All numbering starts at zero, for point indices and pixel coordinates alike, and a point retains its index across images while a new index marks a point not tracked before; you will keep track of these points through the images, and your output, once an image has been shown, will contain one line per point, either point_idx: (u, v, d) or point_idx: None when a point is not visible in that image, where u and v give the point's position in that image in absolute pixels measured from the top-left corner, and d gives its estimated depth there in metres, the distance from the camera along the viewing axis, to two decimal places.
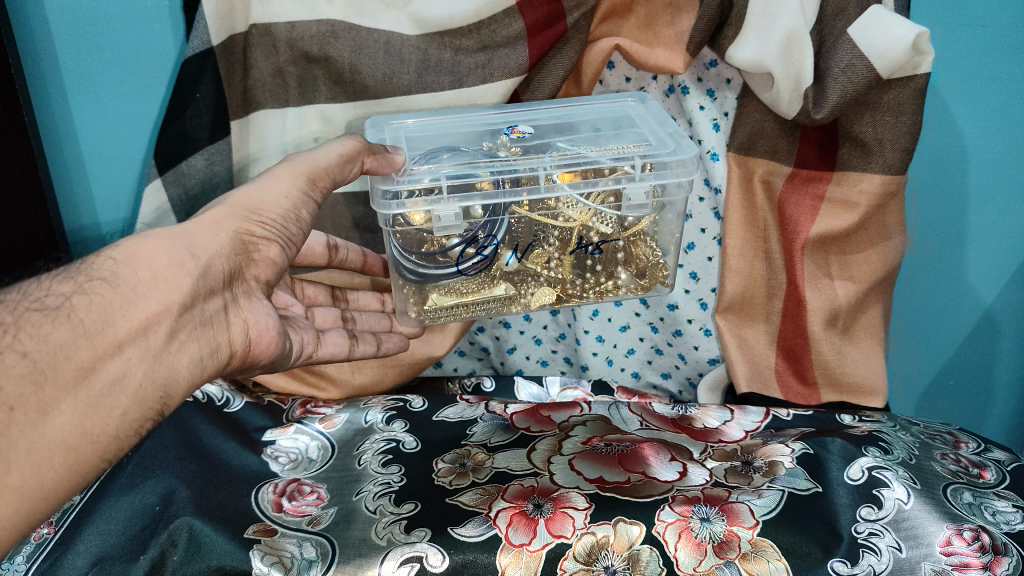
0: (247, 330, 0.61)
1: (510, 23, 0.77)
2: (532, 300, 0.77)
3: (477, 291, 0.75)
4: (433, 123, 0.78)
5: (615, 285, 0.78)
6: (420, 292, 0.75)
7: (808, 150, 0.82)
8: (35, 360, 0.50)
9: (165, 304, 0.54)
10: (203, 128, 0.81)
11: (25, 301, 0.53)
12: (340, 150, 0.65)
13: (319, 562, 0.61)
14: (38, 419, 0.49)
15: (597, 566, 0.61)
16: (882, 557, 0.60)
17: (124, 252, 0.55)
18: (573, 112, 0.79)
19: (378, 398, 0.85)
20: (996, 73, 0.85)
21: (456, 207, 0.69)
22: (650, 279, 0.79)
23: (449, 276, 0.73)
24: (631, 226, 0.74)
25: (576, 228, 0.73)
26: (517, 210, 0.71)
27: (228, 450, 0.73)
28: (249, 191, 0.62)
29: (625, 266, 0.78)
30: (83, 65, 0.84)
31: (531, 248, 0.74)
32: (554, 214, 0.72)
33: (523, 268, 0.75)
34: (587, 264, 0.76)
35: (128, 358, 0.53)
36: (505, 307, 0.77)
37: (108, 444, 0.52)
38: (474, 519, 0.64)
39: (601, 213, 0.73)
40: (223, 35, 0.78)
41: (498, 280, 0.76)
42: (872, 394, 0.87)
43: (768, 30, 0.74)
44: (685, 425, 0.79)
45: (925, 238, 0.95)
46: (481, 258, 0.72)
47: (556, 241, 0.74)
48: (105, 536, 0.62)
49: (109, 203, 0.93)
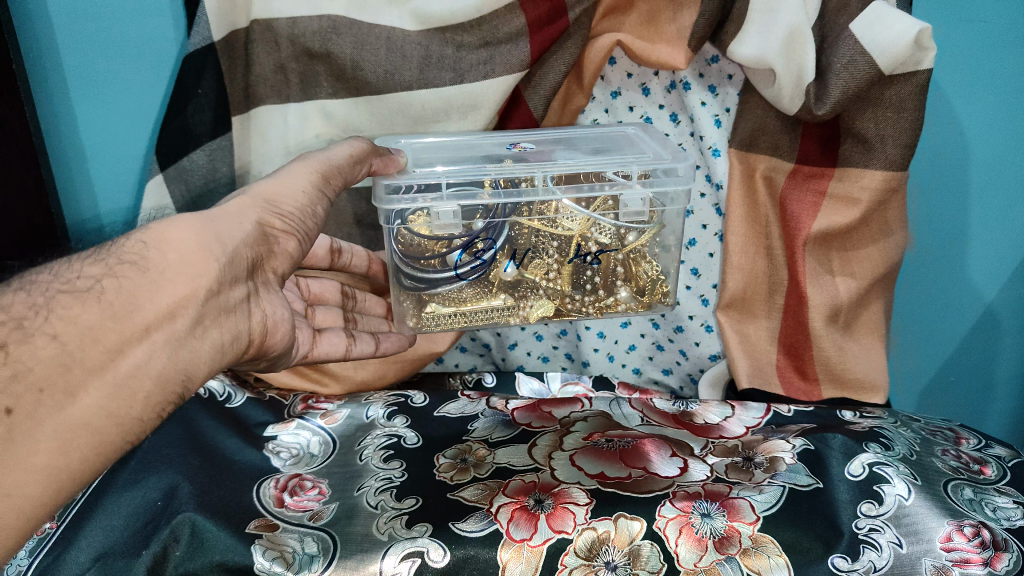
0: (265, 320, 0.59)
1: (511, 20, 0.77)
2: (531, 313, 0.77)
3: (475, 300, 0.76)
4: (440, 139, 0.80)
5: (616, 300, 0.78)
6: (419, 300, 0.75)
7: (810, 146, 0.82)
8: (65, 343, 0.47)
9: (192, 288, 0.52)
10: (204, 124, 0.81)
11: (56, 282, 0.50)
12: (351, 150, 0.66)
13: (320, 557, 0.61)
14: (63, 402, 0.47)
15: (598, 561, 0.61)
16: (883, 553, 0.60)
17: (155, 236, 0.53)
18: (576, 134, 0.82)
19: (380, 394, 0.85)
20: (995, 69, 0.85)
21: (454, 204, 0.70)
22: (651, 297, 0.79)
23: (448, 281, 0.73)
24: (630, 240, 0.75)
25: (575, 238, 0.74)
26: (517, 219, 0.73)
27: (230, 446, 0.73)
28: (268, 183, 0.61)
29: (626, 284, 0.78)
30: (85, 60, 0.84)
31: (530, 258, 0.75)
32: (553, 222, 0.73)
33: (522, 279, 0.76)
34: (586, 276, 0.76)
35: (154, 343, 0.50)
36: (504, 319, 0.77)
37: (132, 427, 0.50)
38: (475, 514, 0.64)
39: (599, 223, 0.74)
40: (223, 31, 0.78)
41: (497, 292, 0.76)
42: (874, 390, 0.87)
43: (770, 26, 0.74)
44: (686, 421, 0.80)
45: (925, 235, 0.95)
46: (479, 263, 0.73)
47: (555, 250, 0.75)
48: (108, 531, 0.62)
49: (111, 198, 0.92)
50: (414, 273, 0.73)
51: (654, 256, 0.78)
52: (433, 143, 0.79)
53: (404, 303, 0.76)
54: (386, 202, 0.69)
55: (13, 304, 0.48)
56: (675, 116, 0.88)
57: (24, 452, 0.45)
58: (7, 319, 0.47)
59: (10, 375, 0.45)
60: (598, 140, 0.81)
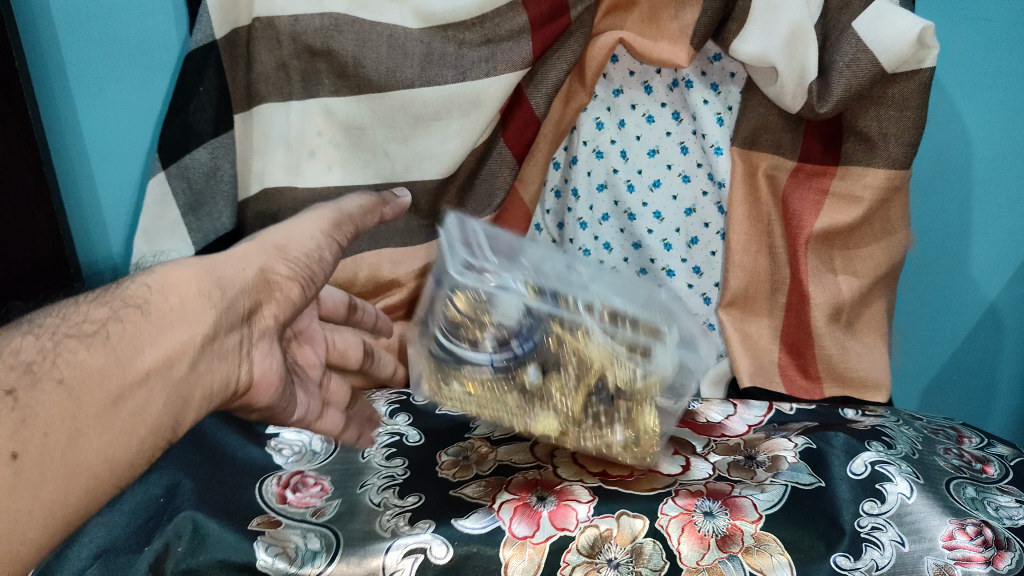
0: (253, 374, 0.57)
1: (513, 17, 0.78)
2: (539, 423, 0.64)
3: (495, 391, 0.64)
4: (510, 238, 0.76)
5: (608, 446, 0.65)
6: (442, 374, 0.66)
7: (812, 144, 0.82)
8: (70, 388, 0.45)
9: (190, 336, 0.51)
10: (206, 122, 0.81)
11: (61, 327, 0.48)
12: (361, 201, 0.69)
13: (323, 553, 0.61)
14: (67, 447, 0.44)
15: (601, 558, 0.60)
16: (885, 551, 0.60)
17: (159, 281, 0.52)
18: (599, 267, 0.77)
19: (382, 394, 0.84)
20: (1000, 66, 0.84)
21: (508, 307, 0.63)
22: (646, 450, 0.66)
23: (476, 364, 0.63)
24: (639, 387, 0.63)
25: (594, 368, 0.62)
26: (549, 325, 0.63)
27: (232, 442, 0.73)
28: (280, 231, 0.61)
29: (622, 423, 0.64)
30: (88, 58, 0.87)
31: (554, 368, 0.63)
32: (577, 332, 0.63)
33: (546, 385, 0.63)
34: (597, 407, 0.63)
35: (153, 390, 0.48)
36: (521, 414, 0.64)
37: (128, 469, 0.48)
38: (477, 512, 0.64)
39: (621, 359, 0.63)
40: (226, 28, 0.78)
41: (514, 390, 0.64)
42: (877, 389, 0.86)
43: (772, 25, 0.74)
44: (689, 420, 0.79)
45: (928, 232, 0.95)
46: (510, 355, 0.62)
47: (575, 360, 0.63)
48: (111, 528, 0.63)
49: (114, 193, 0.95)
50: (450, 355, 0.64)
51: (659, 401, 0.66)
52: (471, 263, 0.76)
53: (424, 370, 0.68)
54: (457, 267, 0.66)
55: (20, 347, 0.46)
56: (677, 114, 0.88)
57: (26, 500, 0.42)
58: (13, 364, 0.45)
59: (17, 422, 0.43)
60: None
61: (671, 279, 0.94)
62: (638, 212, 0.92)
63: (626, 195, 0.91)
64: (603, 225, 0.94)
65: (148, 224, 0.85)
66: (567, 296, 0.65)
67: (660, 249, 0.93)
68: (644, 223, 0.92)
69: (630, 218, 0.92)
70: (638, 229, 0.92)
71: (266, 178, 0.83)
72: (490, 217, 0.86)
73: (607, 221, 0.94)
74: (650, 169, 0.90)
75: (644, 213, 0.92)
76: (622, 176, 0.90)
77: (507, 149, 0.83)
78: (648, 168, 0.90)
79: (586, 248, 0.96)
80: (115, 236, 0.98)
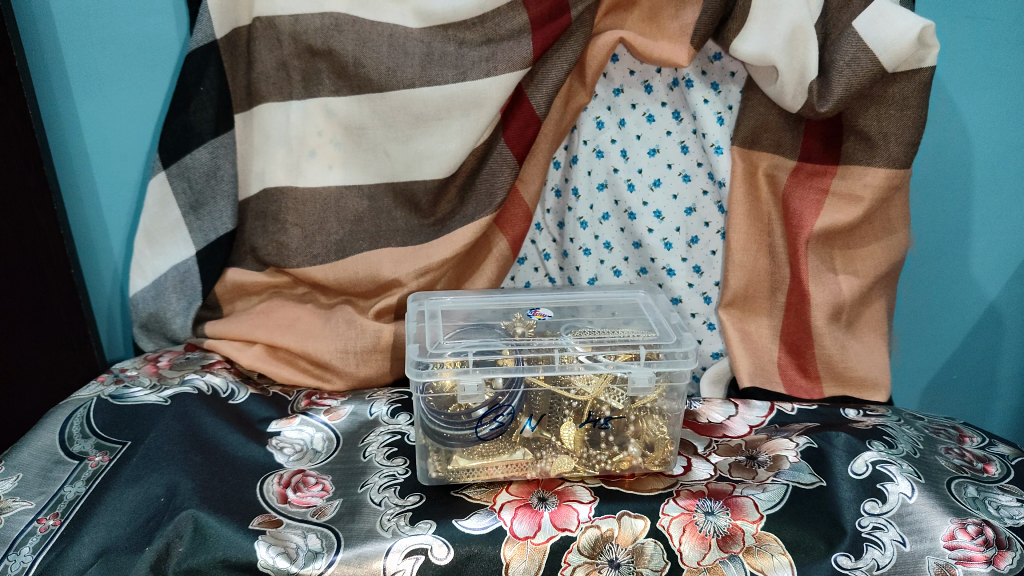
0: None
1: (514, 16, 0.78)
2: (551, 467, 0.66)
3: (494, 456, 0.65)
4: (471, 299, 0.77)
5: (622, 460, 0.66)
6: (444, 457, 0.65)
7: (813, 143, 0.82)
8: None
9: None
10: (206, 122, 0.84)
11: None
12: None
13: (324, 553, 0.60)
14: None
15: (602, 559, 0.60)
16: (886, 551, 0.59)
17: None
18: (583, 297, 0.78)
19: (384, 391, 0.86)
20: (998, 67, 0.85)
21: (480, 377, 0.63)
22: (662, 455, 0.67)
23: (463, 440, 0.63)
24: (640, 400, 0.65)
25: (589, 402, 0.64)
26: (531, 378, 0.64)
27: (233, 442, 0.72)
28: None
29: (632, 439, 0.66)
30: (90, 57, 0.87)
31: (547, 418, 0.65)
32: (565, 383, 0.64)
33: (542, 436, 0.65)
34: (597, 440, 0.65)
35: None
36: (520, 474, 0.66)
37: None
38: (478, 512, 0.63)
39: (614, 387, 0.65)
40: (226, 28, 0.81)
41: (516, 446, 0.65)
42: (875, 387, 0.86)
43: (772, 24, 0.74)
44: (691, 420, 0.80)
45: (930, 231, 0.95)
46: (498, 425, 0.63)
47: (571, 412, 0.65)
48: (111, 527, 0.61)
49: (113, 194, 0.95)
50: (434, 434, 0.64)
51: (663, 412, 0.67)
52: (462, 303, 0.76)
53: (428, 460, 0.66)
54: (416, 376, 0.63)
55: None
56: (677, 113, 0.88)
57: None
58: None
59: None
60: (608, 309, 0.76)
61: (671, 279, 0.94)
62: (638, 211, 0.91)
63: (626, 194, 0.91)
64: (603, 224, 0.94)
65: (148, 225, 0.86)
66: (539, 344, 0.66)
67: (660, 248, 0.92)
68: (644, 222, 0.91)
69: (630, 218, 0.91)
70: (638, 228, 0.92)
71: (266, 177, 0.83)
72: (491, 217, 0.84)
73: (607, 220, 0.93)
74: (650, 169, 0.90)
75: (644, 212, 0.91)
76: (622, 176, 0.90)
77: (507, 149, 0.83)
78: (649, 168, 0.90)
79: (586, 248, 0.95)
80: (115, 236, 0.98)
